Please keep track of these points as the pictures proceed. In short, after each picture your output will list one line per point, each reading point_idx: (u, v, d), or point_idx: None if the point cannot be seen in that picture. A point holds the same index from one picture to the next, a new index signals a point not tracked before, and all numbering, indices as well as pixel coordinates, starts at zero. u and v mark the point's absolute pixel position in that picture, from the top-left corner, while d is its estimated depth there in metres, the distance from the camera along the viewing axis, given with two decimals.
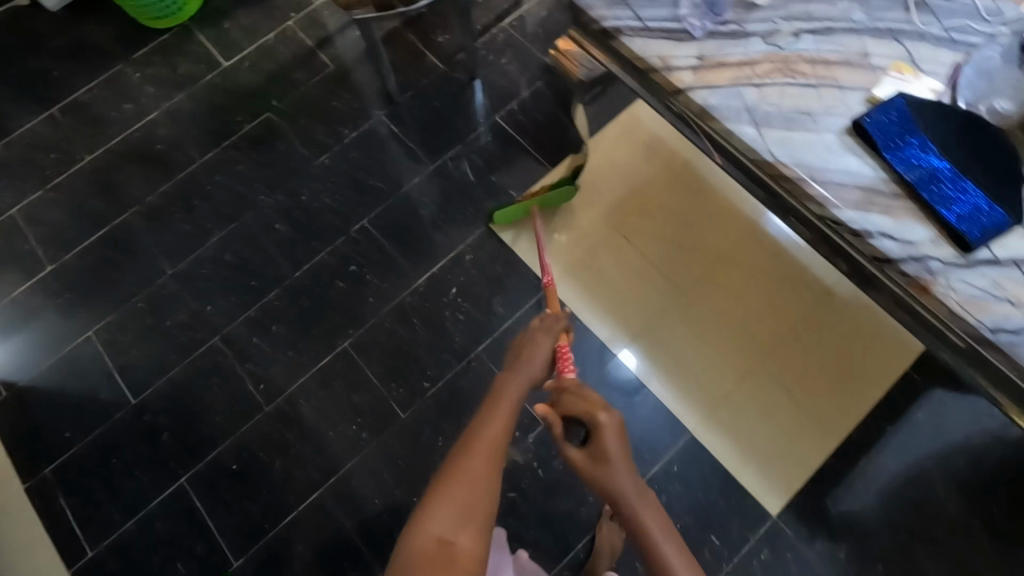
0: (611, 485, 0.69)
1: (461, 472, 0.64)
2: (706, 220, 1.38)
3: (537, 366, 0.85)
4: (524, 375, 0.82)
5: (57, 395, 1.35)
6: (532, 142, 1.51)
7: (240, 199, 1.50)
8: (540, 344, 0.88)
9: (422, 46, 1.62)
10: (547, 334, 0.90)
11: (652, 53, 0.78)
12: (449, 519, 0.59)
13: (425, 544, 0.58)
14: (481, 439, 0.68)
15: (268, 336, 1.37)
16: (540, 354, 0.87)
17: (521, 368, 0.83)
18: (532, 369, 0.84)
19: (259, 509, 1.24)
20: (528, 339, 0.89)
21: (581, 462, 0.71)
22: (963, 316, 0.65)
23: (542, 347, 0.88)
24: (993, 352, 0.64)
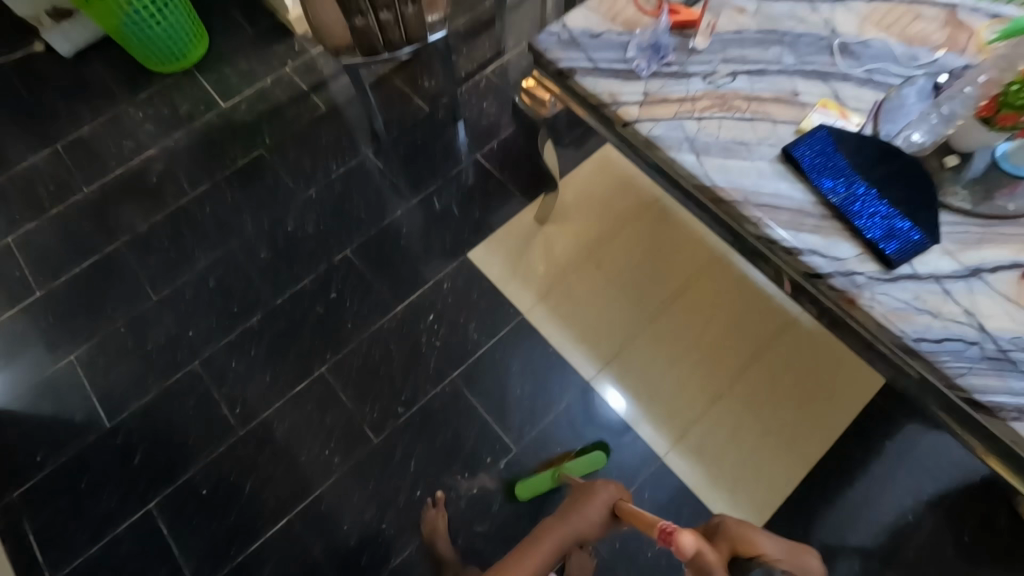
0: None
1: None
2: (676, 252, 1.44)
3: (598, 523, 0.93)
4: (571, 524, 0.90)
5: (33, 417, 1.35)
6: (510, 177, 1.59)
7: (229, 228, 1.55)
8: (592, 505, 0.94)
9: (409, 89, 1.73)
10: (604, 496, 0.95)
11: (602, 90, 0.86)
12: None
13: None
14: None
15: (247, 360, 1.39)
16: (598, 523, 0.93)
17: (569, 517, 0.91)
18: (588, 527, 0.92)
19: (227, 533, 1.23)
20: (586, 500, 0.94)
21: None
22: (889, 326, 0.72)
23: (597, 515, 0.93)
24: (917, 360, 0.71)
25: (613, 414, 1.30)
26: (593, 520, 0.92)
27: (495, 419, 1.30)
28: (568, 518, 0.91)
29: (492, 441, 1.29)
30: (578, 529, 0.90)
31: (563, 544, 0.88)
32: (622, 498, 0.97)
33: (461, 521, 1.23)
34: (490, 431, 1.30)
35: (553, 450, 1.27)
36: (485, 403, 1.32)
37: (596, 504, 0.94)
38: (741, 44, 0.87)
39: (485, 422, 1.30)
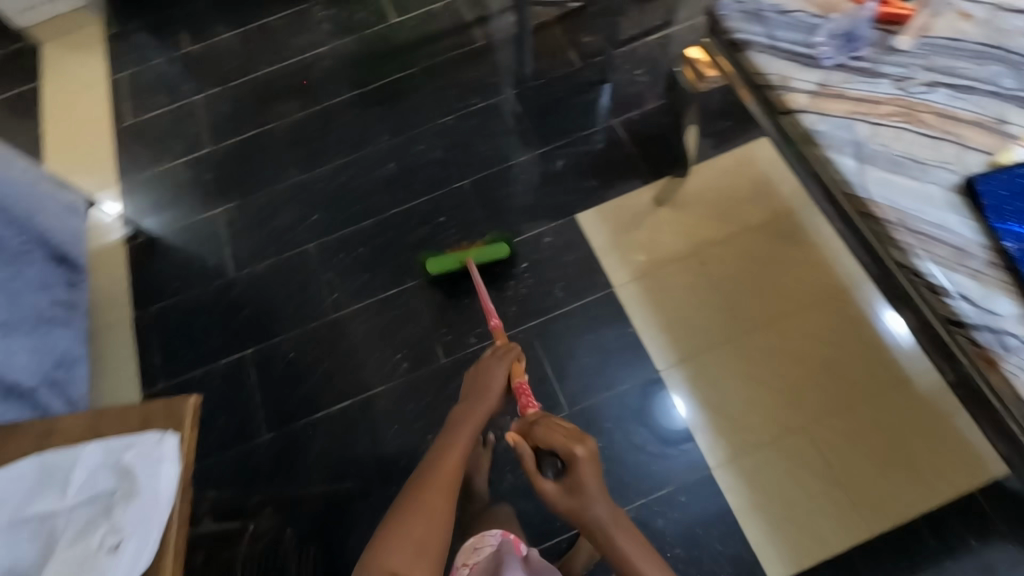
0: (592, 516, 0.75)
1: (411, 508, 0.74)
2: (791, 272, 1.35)
3: (494, 397, 0.96)
4: (486, 404, 0.95)
5: (177, 252, 1.58)
6: (639, 151, 1.55)
7: (368, 134, 1.67)
8: (490, 376, 0.99)
9: (565, 42, 1.72)
10: (500, 368, 0.99)
11: (773, 71, 0.80)
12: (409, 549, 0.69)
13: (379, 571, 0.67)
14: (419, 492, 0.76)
15: (352, 255, 1.51)
16: (495, 376, 0.98)
17: (476, 400, 0.96)
18: (490, 395, 0.96)
19: (296, 397, 1.37)
20: (483, 367, 1.01)
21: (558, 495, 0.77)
22: None
23: (496, 376, 0.98)
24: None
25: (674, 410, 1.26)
26: (495, 387, 0.97)
27: (555, 377, 1.32)
28: (473, 389, 0.99)
29: (547, 397, 1.30)
30: (478, 409, 0.94)
31: (474, 426, 0.91)
32: (516, 361, 1.01)
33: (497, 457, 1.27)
34: (547, 387, 1.31)
35: (602, 425, 1.26)
36: (550, 360, 1.34)
37: (495, 372, 0.99)
38: (953, 53, 0.77)
39: (545, 377, 1.32)
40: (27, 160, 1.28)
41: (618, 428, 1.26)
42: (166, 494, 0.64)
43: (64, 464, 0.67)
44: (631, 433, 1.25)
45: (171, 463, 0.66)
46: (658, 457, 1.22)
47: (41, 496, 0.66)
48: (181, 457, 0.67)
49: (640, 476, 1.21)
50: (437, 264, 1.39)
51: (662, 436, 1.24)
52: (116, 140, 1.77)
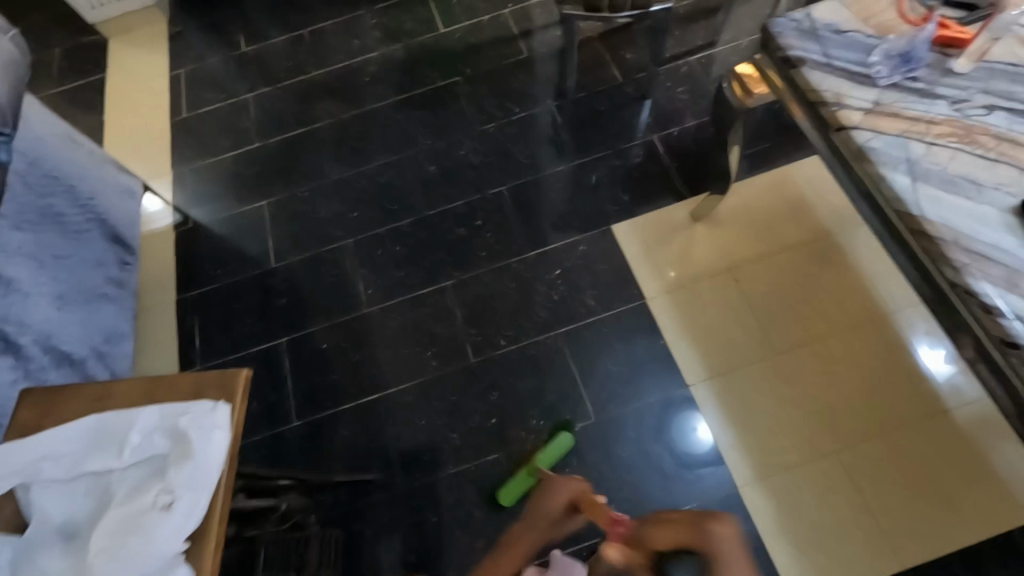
0: None
1: None
2: (826, 295, 1.34)
3: (552, 517, 0.95)
4: (535, 529, 0.94)
5: (221, 239, 1.64)
6: (677, 166, 1.56)
7: (410, 137, 1.72)
8: (546, 500, 0.95)
9: (608, 58, 1.75)
10: (561, 490, 0.93)
11: (827, 88, 0.81)
12: None
13: None
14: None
15: (388, 252, 1.55)
16: (563, 495, 0.93)
17: (529, 524, 0.95)
18: (544, 517, 0.95)
19: (325, 386, 1.40)
20: (540, 496, 0.96)
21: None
22: None
23: (558, 499, 0.93)
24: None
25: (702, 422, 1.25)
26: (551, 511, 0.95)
27: (583, 384, 1.32)
28: (540, 506, 0.95)
29: (573, 402, 1.31)
30: (545, 515, 0.95)
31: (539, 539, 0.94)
32: (583, 491, 0.93)
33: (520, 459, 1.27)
34: (575, 393, 1.32)
35: (628, 433, 1.26)
36: (578, 366, 1.34)
37: (556, 497, 0.94)
38: (1012, 79, 0.77)
39: (573, 383, 1.33)
40: (88, 143, 1.34)
41: (644, 437, 1.25)
42: (215, 460, 0.66)
43: (120, 426, 0.70)
44: (658, 443, 1.24)
45: (221, 432, 0.68)
46: (684, 469, 1.21)
47: (98, 455, 0.68)
48: (230, 426, 0.69)
49: (665, 485, 1.21)
50: (509, 495, 1.21)
51: (689, 448, 1.23)
52: (171, 132, 1.85)
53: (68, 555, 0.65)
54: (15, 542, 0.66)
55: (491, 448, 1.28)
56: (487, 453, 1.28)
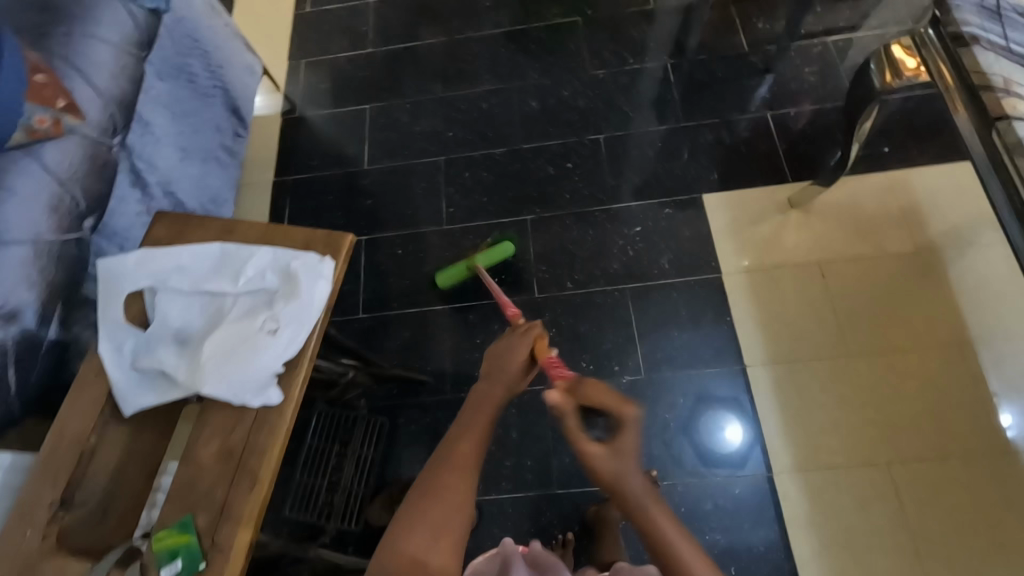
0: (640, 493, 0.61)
1: (436, 484, 0.61)
2: (917, 311, 1.27)
3: (515, 372, 0.74)
4: (505, 380, 0.73)
5: (323, 134, 1.72)
6: (786, 148, 1.49)
7: (519, 69, 1.71)
8: (502, 349, 0.76)
9: (739, 24, 1.66)
10: (518, 341, 0.77)
11: (997, 72, 0.82)
12: (426, 537, 0.57)
13: (405, 550, 0.57)
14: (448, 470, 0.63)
15: (476, 176, 1.58)
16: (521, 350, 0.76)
17: (491, 373, 0.74)
18: (510, 368, 0.74)
19: (395, 288, 1.47)
20: (494, 352, 0.77)
21: (601, 459, 0.63)
22: None
23: (517, 357, 0.75)
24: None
25: (746, 412, 1.23)
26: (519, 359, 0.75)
27: (640, 342, 1.33)
28: (497, 358, 0.76)
29: (627, 356, 1.32)
30: (499, 369, 0.74)
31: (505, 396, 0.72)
32: (537, 337, 0.79)
33: None
34: (629, 348, 1.33)
35: (669, 403, 1.26)
36: (639, 323, 1.35)
37: (518, 347, 0.76)
38: None
39: (630, 338, 1.33)
40: (228, 15, 1.33)
41: (685, 410, 1.25)
42: (316, 305, 0.73)
43: (240, 257, 0.77)
44: (696, 421, 1.24)
45: (325, 282, 0.75)
46: (717, 452, 1.20)
47: (218, 277, 0.76)
48: (333, 279, 0.76)
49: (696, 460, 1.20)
50: (443, 276, 1.38)
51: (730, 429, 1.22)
52: (293, 24, 1.92)
53: (181, 354, 0.74)
54: (138, 334, 0.75)
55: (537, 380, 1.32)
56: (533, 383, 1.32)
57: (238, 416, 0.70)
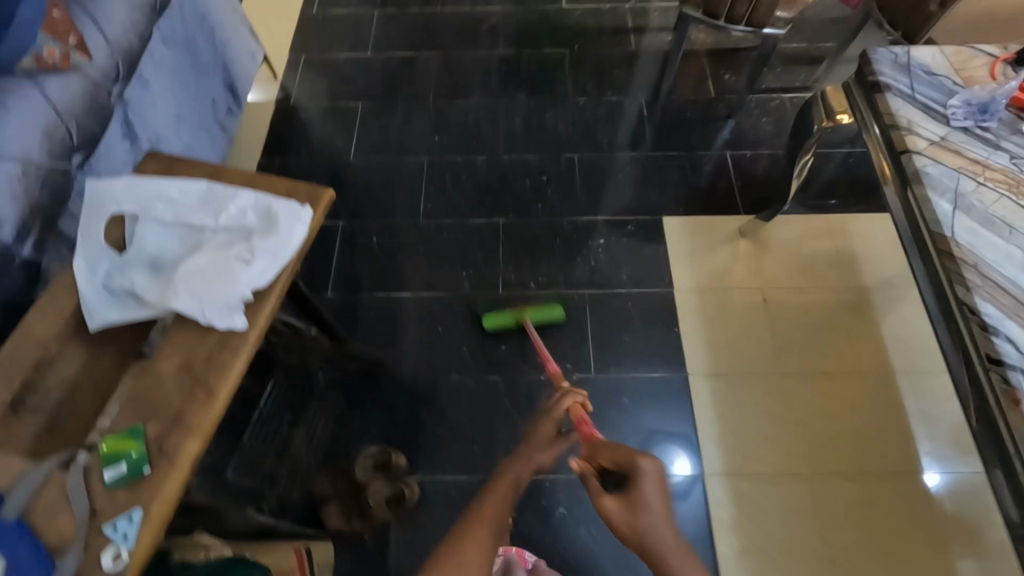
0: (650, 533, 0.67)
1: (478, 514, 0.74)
2: (845, 342, 1.39)
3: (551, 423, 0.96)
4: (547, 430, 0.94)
5: (314, 124, 1.79)
6: (741, 186, 1.64)
7: (507, 88, 1.84)
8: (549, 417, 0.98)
9: (708, 73, 1.84)
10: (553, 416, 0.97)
11: (903, 114, 0.89)
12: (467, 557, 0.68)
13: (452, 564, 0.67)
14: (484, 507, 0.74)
15: (456, 179, 1.67)
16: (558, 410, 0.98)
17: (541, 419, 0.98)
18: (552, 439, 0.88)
19: (366, 274, 1.52)
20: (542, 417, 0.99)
21: (614, 512, 0.70)
22: None
23: (553, 436, 0.88)
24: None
25: (684, 437, 1.29)
26: (551, 429, 0.94)
27: (594, 345, 1.41)
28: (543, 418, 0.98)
29: (580, 356, 1.39)
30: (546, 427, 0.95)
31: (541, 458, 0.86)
32: (576, 402, 1.00)
33: (516, 388, 1.35)
34: (583, 349, 1.40)
35: (619, 424, 1.31)
36: (595, 327, 1.43)
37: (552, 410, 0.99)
38: None
39: (585, 340, 1.41)
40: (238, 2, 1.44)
41: (638, 439, 1.29)
42: (292, 244, 0.78)
43: (224, 196, 0.83)
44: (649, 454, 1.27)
45: (303, 225, 0.81)
46: (670, 489, 1.21)
47: (200, 212, 0.81)
48: (310, 225, 0.82)
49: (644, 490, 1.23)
50: (492, 323, 1.39)
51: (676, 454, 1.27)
52: (300, 24, 2.02)
53: (153, 278, 0.78)
54: (114, 256, 0.78)
55: (493, 372, 1.37)
56: (489, 375, 1.37)
57: (204, 337, 0.74)
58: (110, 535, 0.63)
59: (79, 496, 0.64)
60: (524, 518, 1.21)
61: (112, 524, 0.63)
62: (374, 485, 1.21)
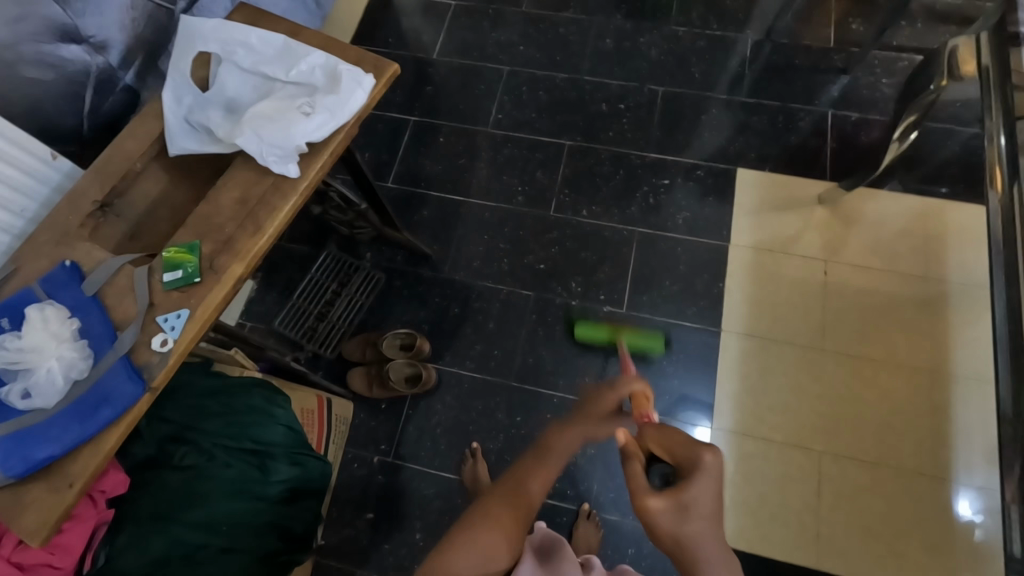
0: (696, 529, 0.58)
1: (517, 497, 0.69)
2: (904, 333, 1.29)
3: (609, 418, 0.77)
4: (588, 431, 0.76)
5: (406, 16, 1.79)
6: (834, 149, 1.49)
7: (607, 6, 1.74)
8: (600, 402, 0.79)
9: (835, 19, 1.64)
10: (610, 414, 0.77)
11: None
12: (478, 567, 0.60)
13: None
14: (541, 473, 0.72)
15: (534, 93, 1.63)
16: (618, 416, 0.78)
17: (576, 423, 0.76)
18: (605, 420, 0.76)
19: (427, 172, 1.55)
20: (592, 397, 0.81)
21: (658, 514, 0.59)
22: None
23: (610, 402, 0.79)
24: None
25: (699, 389, 1.28)
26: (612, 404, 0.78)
27: (632, 282, 1.39)
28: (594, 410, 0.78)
29: (615, 289, 1.38)
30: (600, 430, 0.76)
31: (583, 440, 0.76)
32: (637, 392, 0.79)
33: (546, 307, 1.38)
34: (620, 283, 1.39)
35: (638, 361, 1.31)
36: (638, 266, 1.40)
37: (611, 398, 0.80)
38: None
39: (624, 275, 1.40)
40: None
41: (665, 400, 1.28)
42: (353, 105, 0.82)
43: (300, 52, 0.87)
44: (673, 413, 1.26)
45: (364, 90, 0.84)
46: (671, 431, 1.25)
47: (275, 63, 0.86)
48: (371, 92, 0.85)
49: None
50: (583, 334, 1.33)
51: (688, 400, 1.27)
52: None
53: (228, 117, 0.85)
54: (198, 92, 0.86)
55: (528, 287, 1.40)
56: (523, 289, 1.40)
57: (262, 178, 0.81)
58: (163, 324, 0.73)
59: (144, 287, 0.74)
60: (527, 424, 1.28)
61: (164, 316, 0.73)
62: (394, 357, 1.29)
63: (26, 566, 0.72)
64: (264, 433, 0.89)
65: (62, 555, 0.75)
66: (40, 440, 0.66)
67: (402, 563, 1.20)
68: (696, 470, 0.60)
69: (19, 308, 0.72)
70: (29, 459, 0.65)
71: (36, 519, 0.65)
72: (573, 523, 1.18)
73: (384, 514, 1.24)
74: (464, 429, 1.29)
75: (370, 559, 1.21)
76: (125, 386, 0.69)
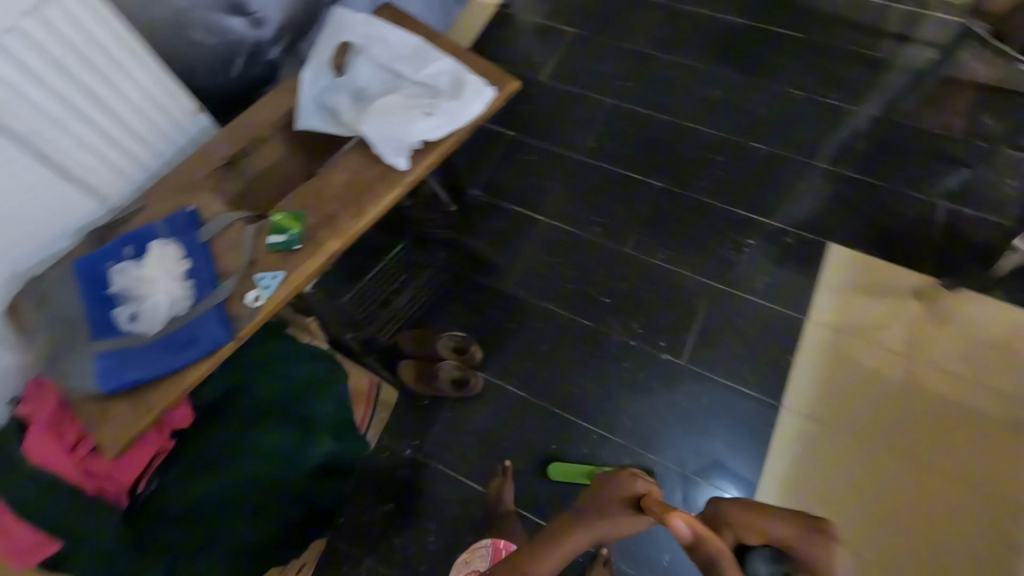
0: None
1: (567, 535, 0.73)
2: (985, 451, 1.19)
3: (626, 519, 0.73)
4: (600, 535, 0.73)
5: (523, 36, 1.84)
6: (939, 243, 1.41)
7: (722, 57, 1.73)
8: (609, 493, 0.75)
9: (964, 110, 1.55)
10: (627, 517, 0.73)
11: None
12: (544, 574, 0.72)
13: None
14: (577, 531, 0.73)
15: (632, 129, 1.63)
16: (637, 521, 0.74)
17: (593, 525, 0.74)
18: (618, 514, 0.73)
19: (512, 185, 1.58)
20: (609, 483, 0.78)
21: None
22: None
23: (619, 491, 0.75)
24: None
25: (746, 460, 1.22)
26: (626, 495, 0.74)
27: (696, 335, 1.35)
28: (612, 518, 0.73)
29: (677, 339, 1.35)
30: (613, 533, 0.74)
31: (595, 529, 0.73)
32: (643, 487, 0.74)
33: (603, 341, 1.36)
34: (683, 334, 1.35)
35: (686, 417, 1.27)
36: (705, 320, 1.36)
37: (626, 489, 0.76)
38: None
39: (689, 327, 1.36)
40: None
41: (707, 463, 1.23)
42: (470, 113, 0.86)
43: (431, 56, 0.92)
44: (712, 478, 1.21)
45: (483, 101, 0.87)
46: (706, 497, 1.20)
47: (407, 63, 0.92)
48: (489, 104, 0.89)
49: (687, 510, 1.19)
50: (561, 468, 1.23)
51: (728, 468, 1.22)
52: None
53: (353, 104, 0.91)
54: (332, 77, 0.92)
55: (588, 316, 1.39)
56: (583, 317, 1.39)
57: (373, 165, 0.85)
58: (259, 281, 0.78)
59: (248, 244, 0.81)
60: (560, 453, 1.27)
61: (262, 274, 0.78)
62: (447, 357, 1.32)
63: (92, 472, 0.81)
64: (316, 405, 0.93)
65: (124, 472, 0.83)
66: (132, 363, 0.72)
67: (410, 560, 1.21)
68: (812, 542, 0.64)
69: (143, 240, 0.80)
70: (121, 377, 0.71)
71: (115, 432, 0.71)
72: (587, 567, 1.14)
73: (403, 508, 1.25)
74: (497, 443, 1.29)
75: (380, 548, 1.22)
76: (214, 330, 0.74)
